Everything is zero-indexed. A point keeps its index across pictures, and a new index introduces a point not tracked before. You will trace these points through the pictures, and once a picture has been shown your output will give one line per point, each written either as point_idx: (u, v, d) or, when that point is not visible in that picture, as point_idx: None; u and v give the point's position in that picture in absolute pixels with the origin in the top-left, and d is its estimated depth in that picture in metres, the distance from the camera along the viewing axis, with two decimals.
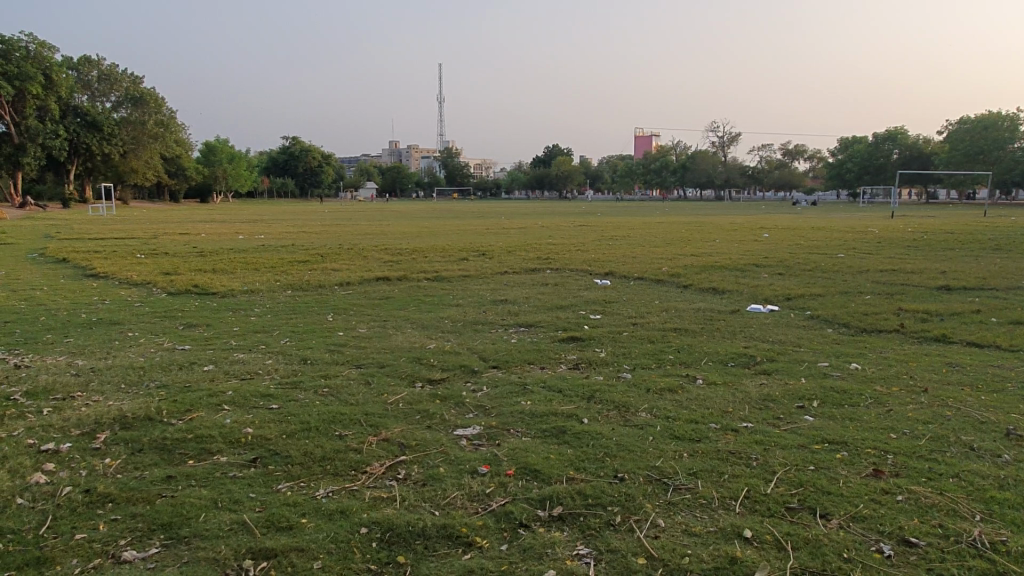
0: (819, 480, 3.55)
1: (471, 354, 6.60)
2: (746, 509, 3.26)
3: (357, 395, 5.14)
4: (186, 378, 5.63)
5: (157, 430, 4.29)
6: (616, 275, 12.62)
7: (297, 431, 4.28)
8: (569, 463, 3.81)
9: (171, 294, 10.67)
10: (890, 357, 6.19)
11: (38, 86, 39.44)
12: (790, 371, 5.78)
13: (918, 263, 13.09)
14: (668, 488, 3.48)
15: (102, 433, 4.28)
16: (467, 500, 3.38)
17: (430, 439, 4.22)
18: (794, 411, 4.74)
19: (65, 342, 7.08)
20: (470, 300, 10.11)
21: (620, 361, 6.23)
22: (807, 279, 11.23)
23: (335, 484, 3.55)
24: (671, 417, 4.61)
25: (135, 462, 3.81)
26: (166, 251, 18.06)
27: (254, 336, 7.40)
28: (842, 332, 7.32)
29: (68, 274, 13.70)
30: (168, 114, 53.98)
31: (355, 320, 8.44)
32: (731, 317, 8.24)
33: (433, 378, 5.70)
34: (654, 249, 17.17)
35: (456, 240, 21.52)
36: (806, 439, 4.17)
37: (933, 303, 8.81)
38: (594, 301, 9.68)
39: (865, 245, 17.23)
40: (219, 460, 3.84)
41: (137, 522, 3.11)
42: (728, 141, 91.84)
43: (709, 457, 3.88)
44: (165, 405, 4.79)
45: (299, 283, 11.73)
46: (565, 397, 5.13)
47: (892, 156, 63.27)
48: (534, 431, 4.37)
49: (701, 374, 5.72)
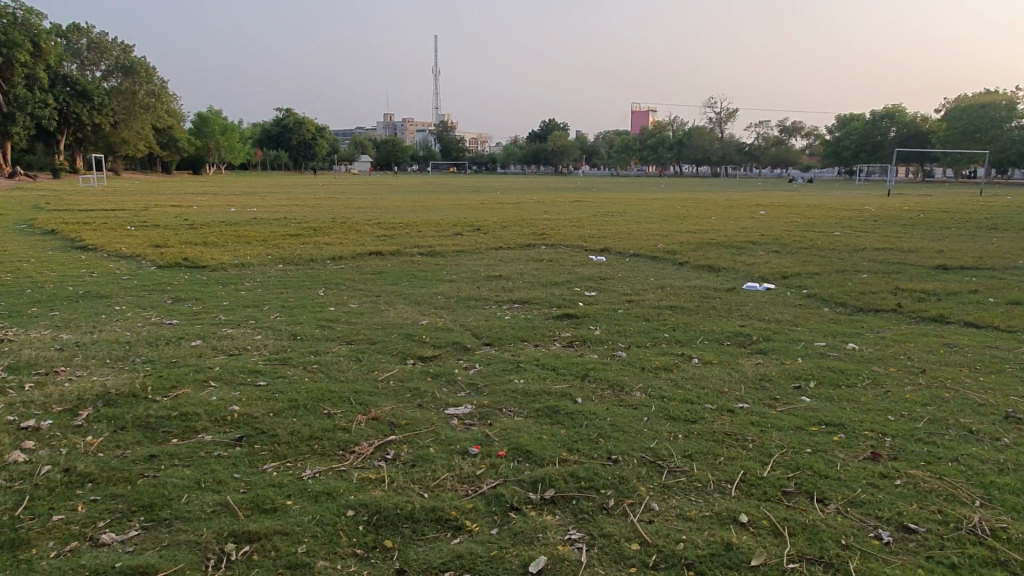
0: (816, 463, 3.49)
1: (464, 330, 6.50)
2: (742, 493, 3.19)
3: (347, 372, 5.05)
4: (173, 353, 5.52)
5: (141, 407, 4.20)
6: (612, 251, 12.52)
7: (284, 409, 4.19)
8: (562, 444, 3.73)
9: (160, 268, 10.51)
10: (887, 337, 6.12)
11: (26, 53, 38.78)
12: (786, 351, 5.70)
13: (915, 242, 12.98)
14: (662, 471, 3.41)
15: (84, 409, 4.18)
16: (457, 482, 3.30)
17: (421, 418, 4.14)
18: (791, 392, 4.67)
19: (50, 315, 6.95)
20: (464, 275, 9.99)
21: (615, 339, 6.16)
22: (805, 257, 11.12)
23: (322, 465, 3.46)
24: (666, 397, 4.53)
25: (117, 441, 3.71)
26: (157, 224, 17.80)
27: (243, 311, 7.29)
28: (840, 311, 7.23)
29: (56, 246, 13.48)
30: (159, 85, 53.25)
31: (347, 295, 8.32)
32: (727, 295, 8.15)
33: (425, 355, 5.62)
34: (650, 226, 17.05)
35: (451, 214, 21.30)
36: (804, 420, 4.10)
37: (930, 282, 8.73)
38: (588, 278, 9.59)
39: (863, 223, 17.15)
40: (203, 439, 3.75)
41: (116, 503, 3.02)
42: (726, 117, 91.25)
43: (706, 439, 3.82)
44: (150, 382, 4.69)
45: (291, 257, 11.59)
46: (559, 375, 5.05)
47: (889, 134, 63.05)
48: (528, 410, 4.29)
49: (697, 353, 5.65)
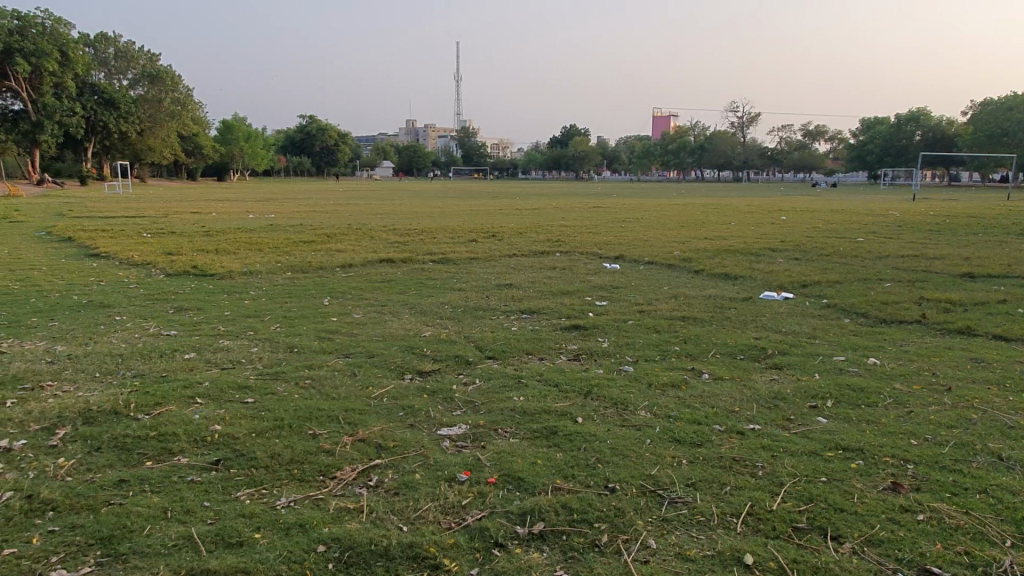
0: (831, 494, 3.21)
1: (467, 343, 6.27)
2: (748, 529, 2.93)
3: (339, 388, 4.84)
4: (164, 367, 5.36)
5: (121, 426, 4.03)
6: (626, 259, 12.24)
7: (269, 429, 4.00)
8: (557, 470, 3.49)
9: (169, 275, 10.44)
10: (911, 351, 5.79)
11: (54, 63, 39.60)
12: (803, 366, 5.40)
13: (941, 249, 12.55)
14: (663, 502, 3.15)
15: (62, 428, 4.03)
16: (440, 513, 3.08)
17: (411, 440, 3.92)
18: (807, 412, 4.38)
19: (49, 325, 6.85)
20: (474, 284, 9.79)
21: (623, 352, 5.90)
22: (826, 265, 10.78)
23: (299, 493, 3.26)
24: (672, 416, 4.27)
25: (89, 463, 3.55)
26: (173, 230, 17.84)
27: (244, 321, 7.13)
28: (860, 322, 6.92)
29: (71, 252, 13.50)
30: (184, 93, 54.07)
31: (352, 304, 8.15)
32: (743, 305, 7.87)
33: (423, 369, 5.40)
34: (666, 233, 16.72)
35: (468, 220, 21.18)
36: (818, 445, 3.82)
37: (957, 291, 8.37)
38: (601, 286, 9.35)
39: (887, 229, 16.73)
40: (178, 461, 3.57)
41: (74, 535, 2.87)
42: (748, 121, 90.44)
43: (712, 465, 3.55)
44: (134, 398, 4.51)
45: (300, 264, 11.48)
46: (561, 392, 4.80)
47: (915, 138, 62.03)
48: (524, 431, 4.05)
49: (708, 367, 5.38)
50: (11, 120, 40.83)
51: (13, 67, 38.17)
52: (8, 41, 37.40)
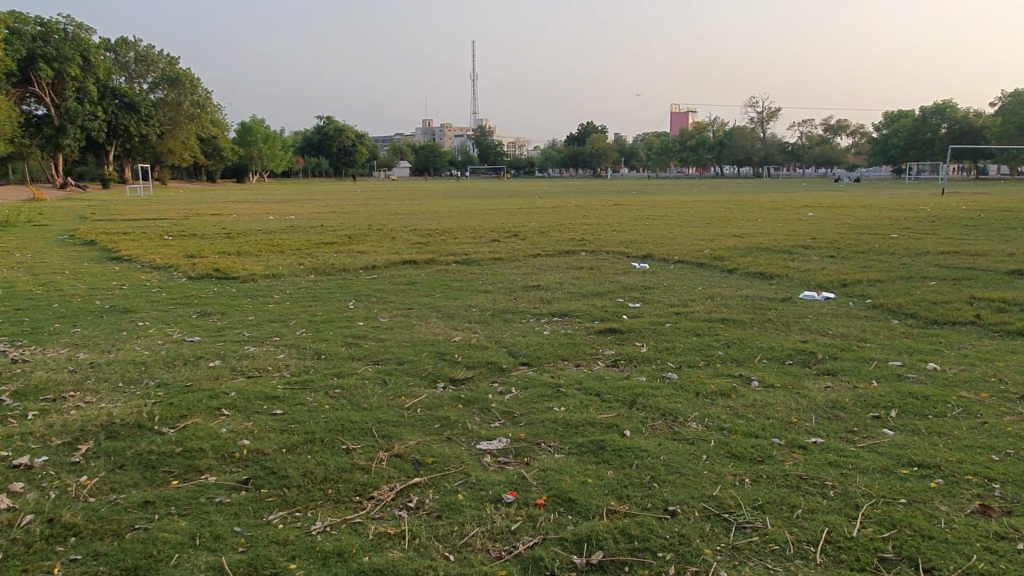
0: (914, 518, 2.94)
1: (499, 348, 6.03)
2: (829, 560, 2.69)
3: (371, 398, 4.62)
4: (188, 376, 5.16)
5: (145, 441, 3.83)
6: (654, 257, 11.95)
7: (299, 443, 3.78)
8: (610, 490, 3.23)
9: (191, 278, 10.34)
10: (970, 355, 5.46)
11: (76, 67, 40.03)
12: (857, 372, 5.09)
13: (980, 245, 12.12)
14: (730, 528, 2.90)
15: (85, 443, 3.85)
16: (489, 540, 2.85)
17: (449, 455, 3.68)
18: (871, 423, 4.10)
19: (72, 332, 6.71)
20: (501, 285, 9.56)
21: (664, 358, 5.64)
22: (863, 263, 10.41)
23: (335, 515, 3.04)
24: (727, 429, 4.00)
25: (113, 482, 3.35)
26: (194, 232, 17.80)
27: (268, 327, 6.94)
28: (910, 324, 6.60)
29: (93, 256, 13.47)
30: (204, 95, 54.40)
31: (378, 307, 7.96)
32: (783, 305, 7.59)
33: (457, 377, 5.17)
34: (692, 230, 16.37)
35: (490, 219, 20.97)
36: (890, 460, 3.54)
37: (1008, 289, 8.00)
38: (631, 287, 9.08)
39: (921, 224, 16.27)
40: (205, 480, 3.36)
41: (97, 565, 2.67)
42: (768, 117, 89.43)
43: (778, 484, 3.28)
44: (158, 410, 4.32)
45: (323, 266, 11.30)
46: (603, 402, 4.55)
47: (940, 131, 61.01)
48: (569, 446, 3.80)
49: (757, 374, 5.09)
50: (35, 124, 41.36)
51: (37, 73, 38.66)
52: (31, 47, 37.88)
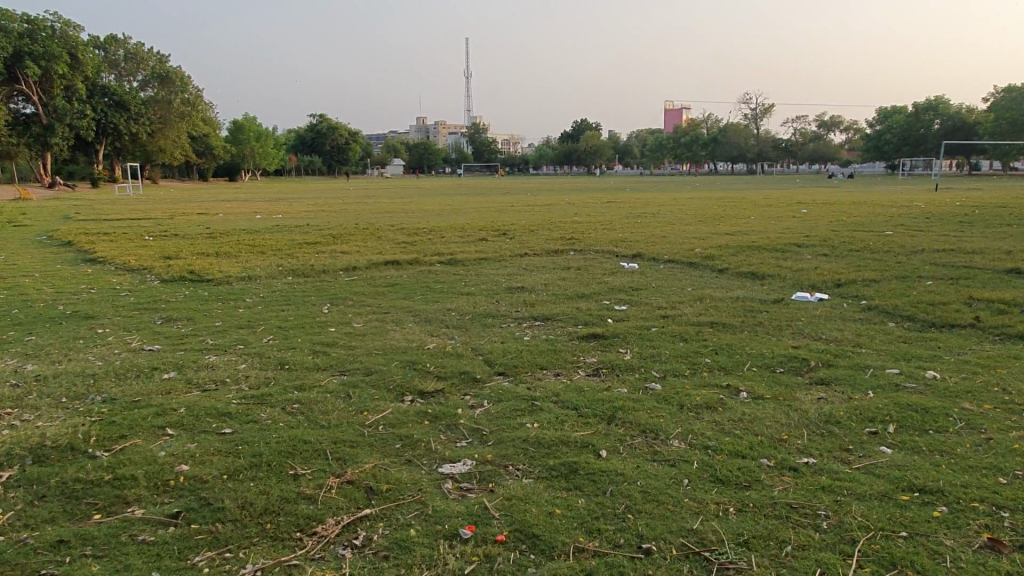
0: (916, 556, 2.63)
1: (475, 357, 5.68)
2: None
3: (330, 414, 4.29)
4: (139, 390, 4.82)
5: (73, 467, 3.49)
6: (645, 257, 11.65)
7: (243, 468, 3.45)
8: (580, 522, 2.91)
9: (163, 281, 9.96)
10: (972, 362, 5.14)
11: (63, 65, 39.45)
12: (853, 381, 4.77)
13: (976, 242, 11.86)
14: (710, 570, 2.59)
15: (8, 468, 3.51)
16: None
17: (407, 480, 3.36)
18: (867, 441, 3.78)
19: (26, 340, 6.35)
20: (484, 287, 9.21)
21: (649, 366, 5.30)
22: (857, 261, 10.12)
23: (269, 556, 2.71)
24: (711, 448, 3.68)
25: (28, 517, 3.01)
26: (175, 232, 17.35)
27: (234, 334, 6.58)
28: (908, 327, 6.28)
29: (67, 257, 13.08)
30: (194, 93, 53.80)
31: (353, 312, 7.61)
32: (775, 307, 7.27)
33: (425, 390, 4.82)
34: (684, 228, 16.05)
35: (481, 216, 20.58)
36: (888, 484, 3.23)
37: (1006, 289, 7.72)
38: (619, 288, 8.77)
39: (916, 220, 16.00)
40: (131, 514, 3.02)
41: None
42: (762, 113, 89.23)
43: (765, 515, 2.97)
44: (96, 430, 3.98)
45: (302, 268, 10.89)
46: (580, 417, 4.22)
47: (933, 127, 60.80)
48: (539, 469, 3.47)
49: (745, 384, 4.77)
50: (22, 122, 40.71)
51: (23, 71, 38.03)
52: (17, 45, 37.21)
